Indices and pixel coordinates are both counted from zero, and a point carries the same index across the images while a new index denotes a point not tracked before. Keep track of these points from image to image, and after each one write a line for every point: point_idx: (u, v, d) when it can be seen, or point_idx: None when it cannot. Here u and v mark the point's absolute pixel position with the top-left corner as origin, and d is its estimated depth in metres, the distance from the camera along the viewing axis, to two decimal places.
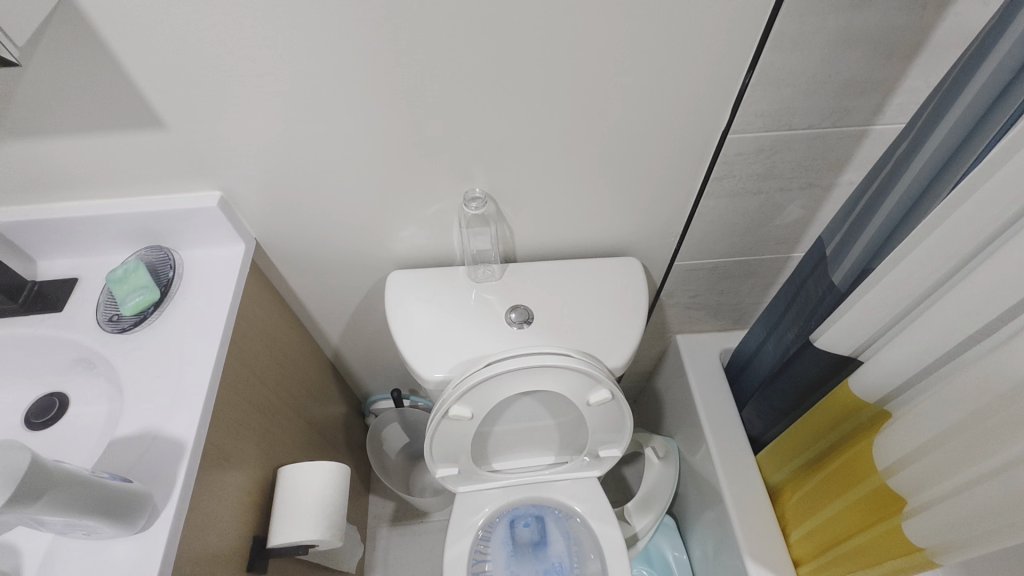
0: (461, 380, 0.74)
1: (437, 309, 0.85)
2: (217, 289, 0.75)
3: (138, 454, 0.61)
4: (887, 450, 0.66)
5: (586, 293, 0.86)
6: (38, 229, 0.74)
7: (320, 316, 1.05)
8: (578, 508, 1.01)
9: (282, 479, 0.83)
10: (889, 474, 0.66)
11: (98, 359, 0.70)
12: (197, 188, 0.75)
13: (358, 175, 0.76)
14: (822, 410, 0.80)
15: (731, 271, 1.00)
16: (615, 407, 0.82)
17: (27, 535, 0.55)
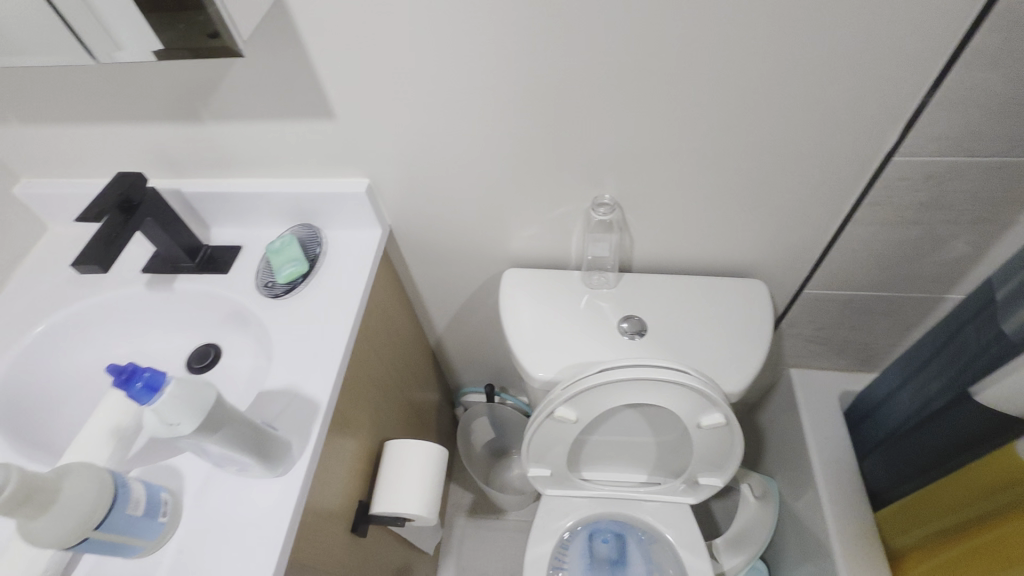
0: (571, 383, 0.74)
1: (549, 310, 0.86)
2: (354, 268, 0.82)
3: (280, 407, 0.68)
4: None
5: (705, 311, 0.83)
6: (216, 199, 0.85)
7: (432, 304, 1.11)
8: (667, 533, 0.97)
9: (387, 451, 0.88)
10: None
11: (251, 318, 0.79)
12: (348, 174, 0.82)
13: (492, 172, 0.79)
14: (979, 472, 0.71)
15: (868, 306, 0.91)
16: (726, 434, 0.78)
17: (189, 461, 0.64)
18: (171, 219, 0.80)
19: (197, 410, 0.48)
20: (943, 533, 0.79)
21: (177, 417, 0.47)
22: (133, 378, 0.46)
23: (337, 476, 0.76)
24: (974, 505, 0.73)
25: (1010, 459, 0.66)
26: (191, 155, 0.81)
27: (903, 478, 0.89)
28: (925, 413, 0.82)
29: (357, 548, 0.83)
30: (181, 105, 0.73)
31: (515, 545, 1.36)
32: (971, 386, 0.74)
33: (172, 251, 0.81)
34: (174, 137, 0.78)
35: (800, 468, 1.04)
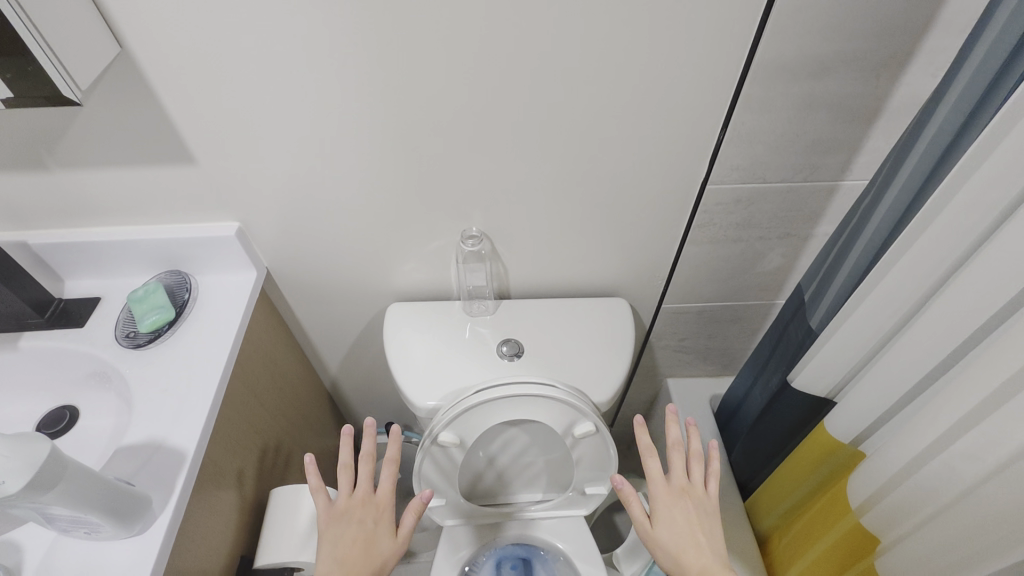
0: (451, 406, 0.77)
1: (432, 341, 0.89)
2: (227, 312, 0.81)
3: (141, 462, 0.64)
4: (859, 487, 0.69)
5: (575, 330, 0.91)
6: (69, 250, 0.81)
7: (321, 345, 1.10)
8: (562, 547, 1.01)
9: (273, 500, 0.85)
10: (862, 512, 0.69)
11: (112, 372, 0.75)
12: (218, 219, 0.82)
13: (365, 211, 0.82)
14: (802, 451, 0.82)
15: (717, 315, 1.04)
16: (599, 441, 0.84)
17: (30, 533, 0.59)
18: (14, 273, 0.74)
19: (28, 465, 0.46)
20: (790, 510, 0.90)
21: (4, 474, 0.45)
22: None
23: (213, 531, 0.72)
24: (805, 480, 0.84)
25: (820, 436, 0.78)
26: (37, 205, 0.77)
27: (762, 465, 1.01)
28: (766, 404, 0.94)
29: None
30: (23, 154, 0.70)
31: None
32: (789, 374, 0.87)
33: (17, 307, 0.76)
34: (17, 187, 0.74)
35: None
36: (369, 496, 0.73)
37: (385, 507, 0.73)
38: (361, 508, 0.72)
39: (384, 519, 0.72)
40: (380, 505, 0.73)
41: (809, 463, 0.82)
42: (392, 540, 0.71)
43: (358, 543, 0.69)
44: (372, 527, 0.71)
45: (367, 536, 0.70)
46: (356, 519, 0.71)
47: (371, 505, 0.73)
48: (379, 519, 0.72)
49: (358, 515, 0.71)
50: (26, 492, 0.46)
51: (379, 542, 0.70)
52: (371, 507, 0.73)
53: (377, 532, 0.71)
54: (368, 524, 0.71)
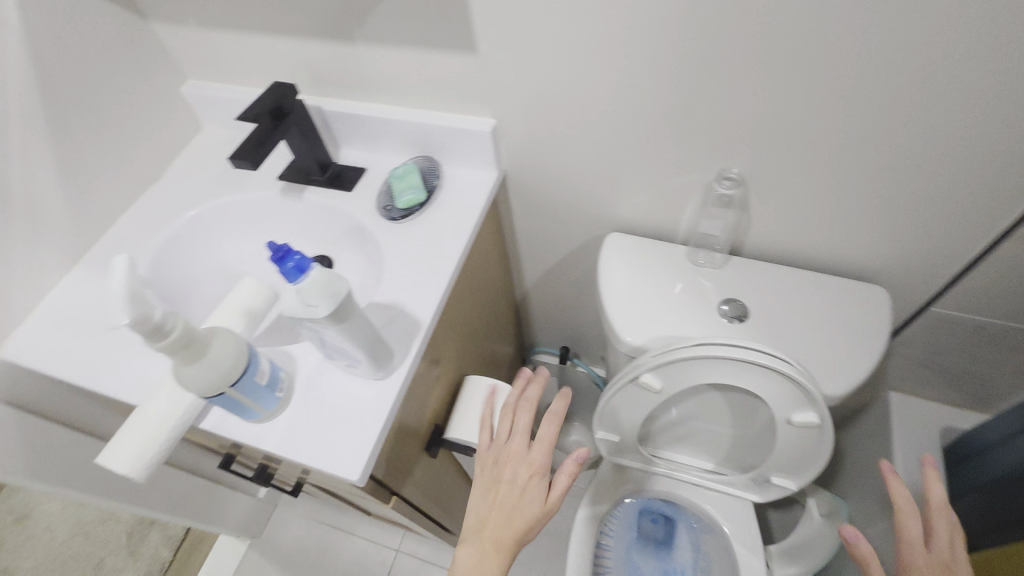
0: (662, 350, 0.74)
1: (647, 280, 0.85)
2: (467, 205, 0.85)
3: (386, 319, 0.73)
4: None
5: (815, 308, 0.79)
6: (350, 121, 0.90)
7: (525, 257, 1.13)
8: (725, 526, 0.97)
9: (466, 386, 0.93)
10: None
11: (368, 236, 0.84)
12: (476, 114, 0.84)
13: (620, 131, 0.78)
14: None
15: (1001, 337, 0.83)
16: (816, 436, 0.74)
17: (304, 351, 0.71)
18: (312, 133, 0.86)
19: (333, 297, 0.52)
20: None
21: (316, 300, 0.51)
22: (285, 258, 0.50)
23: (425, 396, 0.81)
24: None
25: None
26: (336, 76, 0.86)
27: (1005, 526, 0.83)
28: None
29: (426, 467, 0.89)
30: (340, 26, 0.77)
31: (559, 504, 1.40)
32: None
33: (306, 163, 0.88)
34: (325, 57, 0.83)
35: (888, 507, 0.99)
36: (538, 475, 0.73)
37: (537, 516, 0.70)
38: (522, 486, 0.72)
39: (522, 524, 0.69)
40: (540, 496, 0.71)
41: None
42: (529, 522, 0.70)
43: (499, 508, 0.71)
44: (517, 519, 0.70)
45: (517, 517, 0.70)
46: (516, 487, 0.72)
47: (535, 489, 0.72)
48: (531, 515, 0.70)
49: (512, 487, 0.72)
50: (329, 320, 0.52)
51: (520, 521, 0.70)
52: (533, 491, 0.72)
53: (528, 510, 0.70)
54: (514, 499, 0.71)
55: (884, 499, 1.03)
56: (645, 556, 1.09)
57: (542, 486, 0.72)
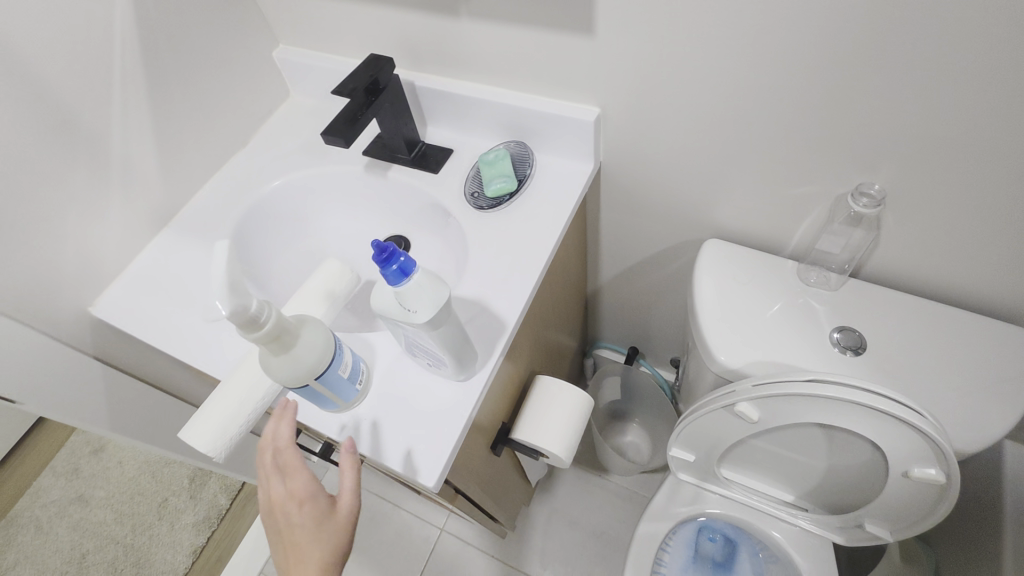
0: (766, 380, 0.67)
1: (748, 295, 0.78)
2: (560, 197, 0.79)
3: (470, 315, 0.69)
4: None
5: (946, 347, 0.70)
6: (443, 99, 0.85)
7: (606, 253, 1.07)
8: (800, 562, 0.90)
9: (536, 386, 0.89)
10: None
11: (453, 222, 0.80)
12: (580, 100, 0.77)
13: (742, 130, 0.70)
14: None
15: None
16: (936, 492, 0.66)
17: (383, 341, 0.68)
18: (404, 110, 0.82)
19: (433, 304, 0.51)
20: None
21: (417, 306, 0.51)
22: (390, 260, 0.49)
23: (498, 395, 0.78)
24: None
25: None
26: (433, 51, 0.81)
27: None
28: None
29: (489, 465, 0.87)
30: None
31: (609, 505, 1.36)
32: None
33: (395, 141, 0.84)
34: (424, 28, 0.78)
35: (987, 566, 0.90)
36: (309, 501, 0.50)
37: (336, 528, 0.50)
38: (315, 503, 0.50)
39: (325, 542, 0.49)
40: (320, 508, 0.50)
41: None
42: (332, 545, 0.49)
43: (302, 552, 0.49)
44: (317, 541, 0.49)
45: (304, 547, 0.49)
46: (294, 518, 0.50)
47: (310, 509, 0.50)
48: (320, 527, 0.50)
49: (287, 510, 0.51)
50: (425, 325, 0.52)
51: (323, 541, 0.49)
52: (308, 509, 0.50)
53: (297, 534, 0.49)
54: (307, 527, 0.50)
55: (982, 554, 0.93)
56: None
57: (320, 504, 0.51)
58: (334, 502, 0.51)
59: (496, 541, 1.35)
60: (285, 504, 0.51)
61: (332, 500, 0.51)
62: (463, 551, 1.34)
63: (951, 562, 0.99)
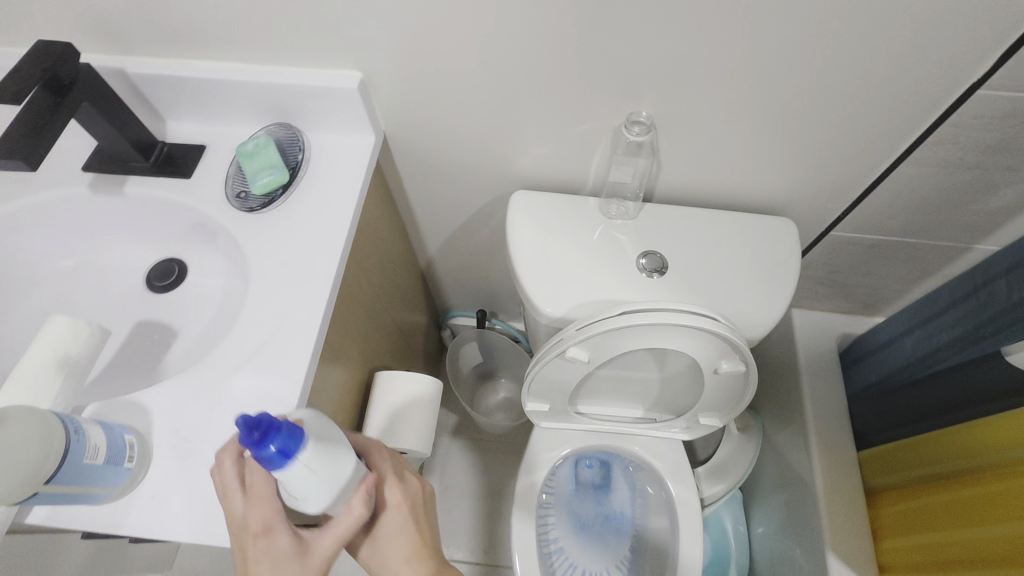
0: (586, 321, 0.68)
1: (560, 239, 0.78)
2: (343, 178, 0.70)
3: (263, 338, 0.59)
4: None
5: (730, 250, 0.77)
6: (173, 86, 0.70)
7: (425, 224, 1.01)
8: (657, 466, 0.98)
9: (377, 383, 0.81)
10: None
11: (223, 231, 0.68)
12: (338, 66, 0.68)
13: (513, 77, 0.67)
14: (971, 433, 0.74)
15: (891, 252, 0.88)
16: (742, 380, 0.74)
17: (155, 397, 0.56)
18: (118, 108, 0.65)
19: (329, 491, 0.48)
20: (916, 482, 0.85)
21: (308, 493, 0.47)
22: (265, 439, 0.43)
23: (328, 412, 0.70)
24: (952, 460, 0.77)
25: (1006, 427, 0.70)
26: (140, 28, 0.65)
27: (896, 423, 0.91)
28: (937, 365, 0.84)
29: None
30: None
31: (495, 465, 1.37)
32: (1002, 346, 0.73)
33: (121, 148, 0.68)
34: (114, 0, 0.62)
35: (798, 418, 1.07)
36: (265, 533, 0.47)
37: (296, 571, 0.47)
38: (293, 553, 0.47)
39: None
40: (282, 547, 0.47)
41: (966, 445, 0.75)
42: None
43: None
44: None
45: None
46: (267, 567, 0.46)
47: (266, 546, 0.47)
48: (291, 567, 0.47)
49: (247, 544, 0.47)
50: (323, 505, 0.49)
51: None
52: (267, 546, 0.47)
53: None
54: (265, 562, 0.47)
55: (791, 406, 1.11)
56: (584, 502, 1.10)
57: (280, 541, 0.47)
58: (300, 541, 0.48)
59: None
60: (248, 521, 0.47)
61: (292, 536, 0.48)
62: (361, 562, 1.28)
63: (774, 421, 1.18)
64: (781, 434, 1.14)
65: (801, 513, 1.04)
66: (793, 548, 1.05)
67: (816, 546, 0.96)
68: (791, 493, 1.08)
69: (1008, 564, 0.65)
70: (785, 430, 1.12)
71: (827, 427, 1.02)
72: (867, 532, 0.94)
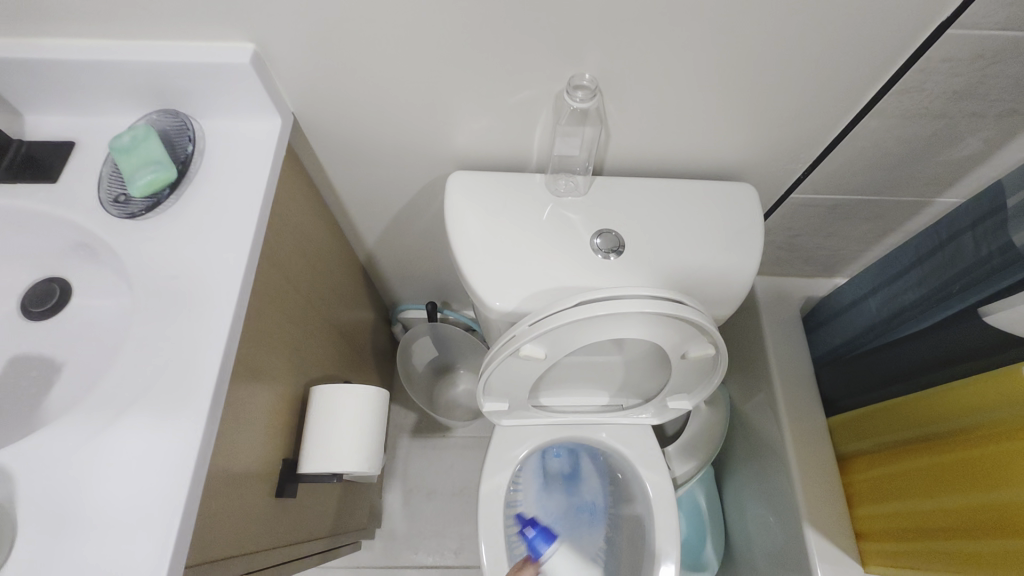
0: (541, 315, 0.61)
1: (506, 223, 0.71)
2: (246, 169, 0.60)
3: (156, 369, 0.49)
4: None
5: (690, 222, 0.71)
6: (21, 71, 0.58)
7: (359, 216, 0.91)
8: (627, 452, 0.93)
9: (314, 400, 0.73)
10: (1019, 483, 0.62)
11: (102, 243, 0.57)
12: (224, 37, 0.57)
13: (434, 41, 0.58)
14: (948, 397, 0.72)
15: (851, 211, 0.84)
16: (710, 362, 0.69)
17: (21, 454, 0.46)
18: None
19: None
20: (890, 448, 0.83)
21: None
22: None
23: (249, 442, 0.61)
24: (926, 425, 0.76)
25: (980, 392, 0.68)
26: None
27: (870, 387, 0.90)
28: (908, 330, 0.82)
29: (282, 514, 0.71)
30: None
31: (461, 462, 1.32)
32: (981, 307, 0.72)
33: None
34: None
35: (765, 387, 1.05)
36: None
37: None
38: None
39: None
40: None
41: (940, 409, 0.74)
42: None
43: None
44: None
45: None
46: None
47: None
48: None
49: None
50: None
51: None
52: None
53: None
54: None
55: (758, 376, 1.08)
56: (554, 494, 1.06)
57: None
58: None
59: (360, 550, 1.23)
60: None
61: None
62: None
63: (741, 391, 1.15)
64: (749, 404, 1.12)
65: (773, 484, 1.02)
66: (767, 518, 1.04)
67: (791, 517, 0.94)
68: (762, 464, 1.06)
69: (998, 535, 0.64)
70: (753, 400, 1.10)
71: (796, 394, 1.00)
72: (841, 498, 0.92)
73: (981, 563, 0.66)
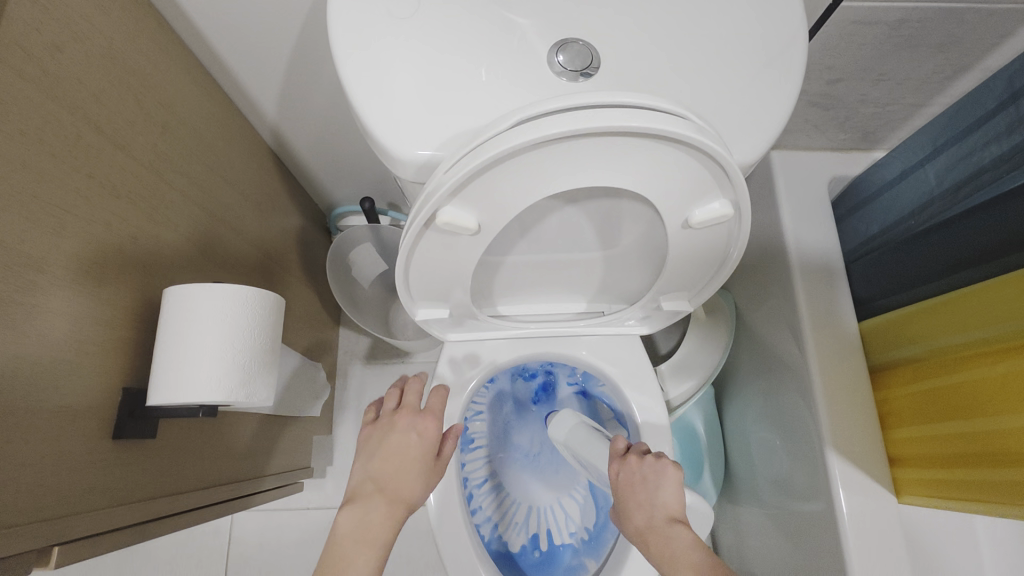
0: (464, 156, 0.39)
1: (421, 33, 0.46)
2: None
3: None
4: None
5: (699, 28, 0.48)
6: None
7: (242, 65, 0.67)
8: (607, 370, 0.75)
9: (166, 306, 0.51)
10: None
11: None
12: None
13: None
14: None
15: (917, 35, 0.61)
16: (720, 231, 0.48)
17: None
18: None
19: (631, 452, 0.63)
20: (927, 355, 0.67)
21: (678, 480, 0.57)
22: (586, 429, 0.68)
23: (15, 364, 0.40)
24: (966, 331, 0.61)
25: None
26: None
27: (919, 280, 0.70)
28: (987, 197, 0.61)
29: (141, 458, 0.53)
30: None
31: None
32: None
33: None
34: None
35: (780, 289, 0.85)
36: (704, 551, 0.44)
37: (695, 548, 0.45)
38: (652, 542, 0.47)
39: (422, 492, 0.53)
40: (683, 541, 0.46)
41: (983, 314, 0.59)
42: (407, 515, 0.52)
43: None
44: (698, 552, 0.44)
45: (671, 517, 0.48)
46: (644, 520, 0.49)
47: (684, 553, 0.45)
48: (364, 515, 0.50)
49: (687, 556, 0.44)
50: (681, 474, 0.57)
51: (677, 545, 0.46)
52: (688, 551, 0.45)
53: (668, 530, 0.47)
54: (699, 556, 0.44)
55: (771, 274, 0.88)
56: (525, 426, 0.86)
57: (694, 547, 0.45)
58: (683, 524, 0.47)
59: (309, 491, 1.08)
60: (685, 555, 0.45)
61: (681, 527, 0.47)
62: (274, 521, 1.06)
63: (747, 296, 0.96)
64: (757, 310, 0.93)
65: (784, 404, 0.84)
66: (773, 443, 0.87)
67: (810, 443, 0.77)
68: (772, 382, 0.88)
69: None
70: (763, 308, 0.91)
71: (819, 297, 0.79)
72: (874, 418, 0.74)
73: (998, 492, 0.56)
